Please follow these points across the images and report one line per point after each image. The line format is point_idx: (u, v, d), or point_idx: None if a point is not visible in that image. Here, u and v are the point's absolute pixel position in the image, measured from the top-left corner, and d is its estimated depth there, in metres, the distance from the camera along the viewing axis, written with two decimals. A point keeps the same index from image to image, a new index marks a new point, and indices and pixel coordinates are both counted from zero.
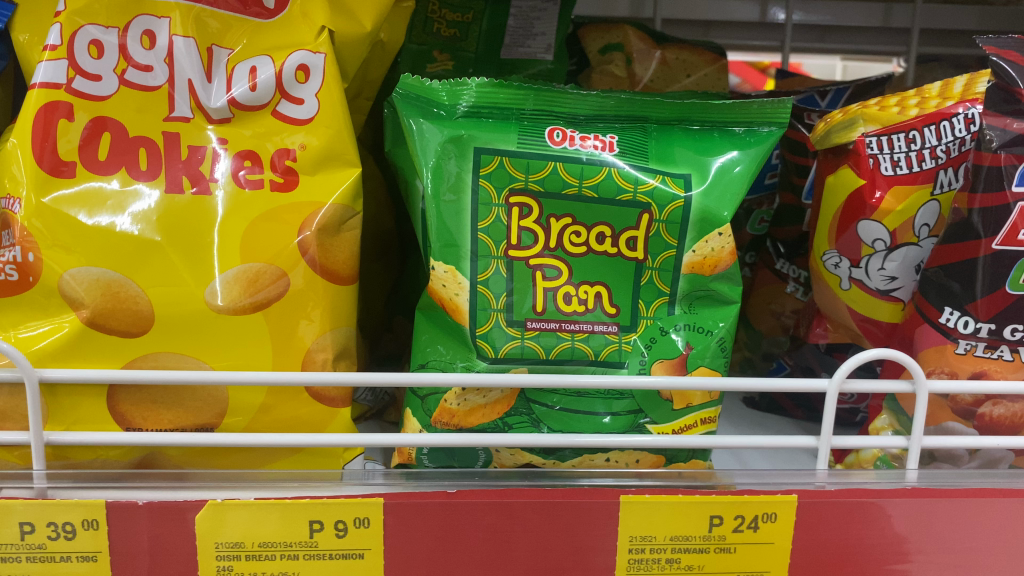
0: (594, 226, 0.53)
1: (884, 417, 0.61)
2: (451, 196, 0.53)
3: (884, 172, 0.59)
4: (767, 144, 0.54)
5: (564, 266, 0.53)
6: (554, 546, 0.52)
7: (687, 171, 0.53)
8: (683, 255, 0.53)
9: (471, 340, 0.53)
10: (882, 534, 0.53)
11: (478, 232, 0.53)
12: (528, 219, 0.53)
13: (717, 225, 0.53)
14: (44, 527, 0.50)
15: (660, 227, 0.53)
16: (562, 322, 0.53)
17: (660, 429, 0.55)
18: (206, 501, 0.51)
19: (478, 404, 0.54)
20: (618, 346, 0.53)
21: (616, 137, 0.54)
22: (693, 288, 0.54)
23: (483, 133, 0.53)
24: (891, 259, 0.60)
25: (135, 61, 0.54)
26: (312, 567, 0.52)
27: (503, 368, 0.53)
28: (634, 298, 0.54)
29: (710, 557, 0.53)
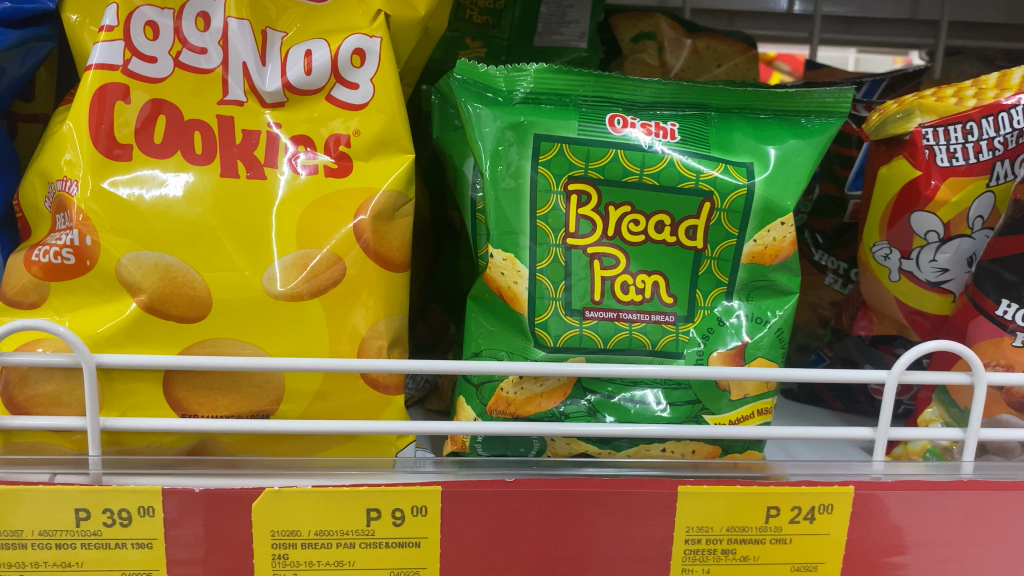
0: (653, 214, 0.53)
1: (934, 409, 0.61)
2: (510, 183, 0.52)
3: (940, 163, 0.58)
4: (827, 133, 0.54)
5: (623, 255, 0.53)
6: (612, 536, 0.52)
7: (749, 160, 0.53)
8: (743, 245, 0.53)
9: (529, 329, 0.53)
10: (936, 526, 0.54)
11: (536, 219, 0.52)
12: (586, 207, 0.53)
13: (779, 214, 0.53)
14: (100, 513, 0.49)
15: (721, 216, 0.53)
16: (619, 311, 0.53)
17: (718, 420, 0.54)
18: (263, 488, 0.50)
19: (535, 394, 0.54)
20: (675, 336, 0.53)
21: (677, 124, 0.54)
22: (752, 278, 0.54)
23: (543, 119, 0.53)
24: (942, 251, 0.60)
25: (190, 43, 0.53)
26: (369, 556, 0.51)
27: (561, 357, 0.52)
28: (692, 288, 0.54)
29: (765, 547, 0.53)
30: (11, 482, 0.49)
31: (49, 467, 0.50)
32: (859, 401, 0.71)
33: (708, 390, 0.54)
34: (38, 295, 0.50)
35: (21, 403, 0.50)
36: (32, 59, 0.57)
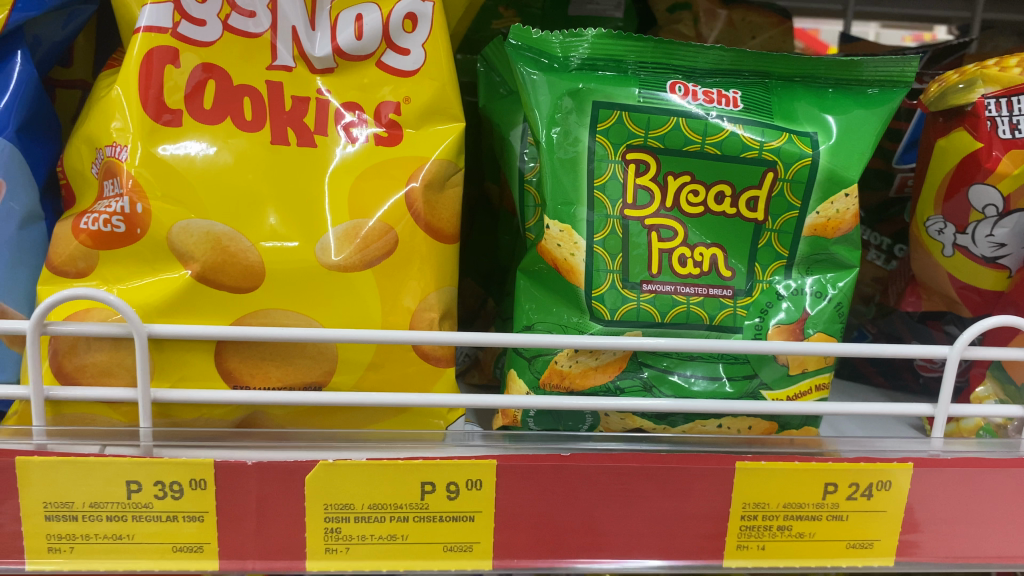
0: (713, 184, 0.52)
1: (987, 386, 0.60)
2: (568, 152, 0.51)
3: (1001, 135, 0.57)
4: (891, 103, 0.53)
5: (681, 226, 0.52)
6: (666, 512, 0.52)
7: (813, 130, 0.52)
8: (806, 217, 0.53)
9: (586, 302, 0.52)
10: (993, 503, 0.53)
11: (594, 189, 0.51)
12: (644, 176, 0.52)
13: (843, 185, 0.52)
14: (152, 486, 0.48)
15: (784, 186, 0.52)
16: (677, 284, 0.52)
17: (775, 395, 0.54)
18: (317, 462, 0.49)
19: (591, 367, 0.54)
20: (732, 310, 0.52)
21: (739, 92, 0.52)
22: (813, 252, 0.54)
23: (602, 87, 0.51)
24: (1000, 226, 0.58)
25: (238, 6, 0.52)
26: (423, 530, 0.51)
27: (618, 331, 0.51)
28: (750, 261, 0.53)
29: (822, 524, 0.53)
30: (63, 453, 0.48)
31: (99, 439, 0.49)
32: (903, 377, 0.70)
33: (765, 365, 0.54)
34: (86, 263, 0.49)
35: (71, 373, 0.50)
36: (74, 23, 0.56)
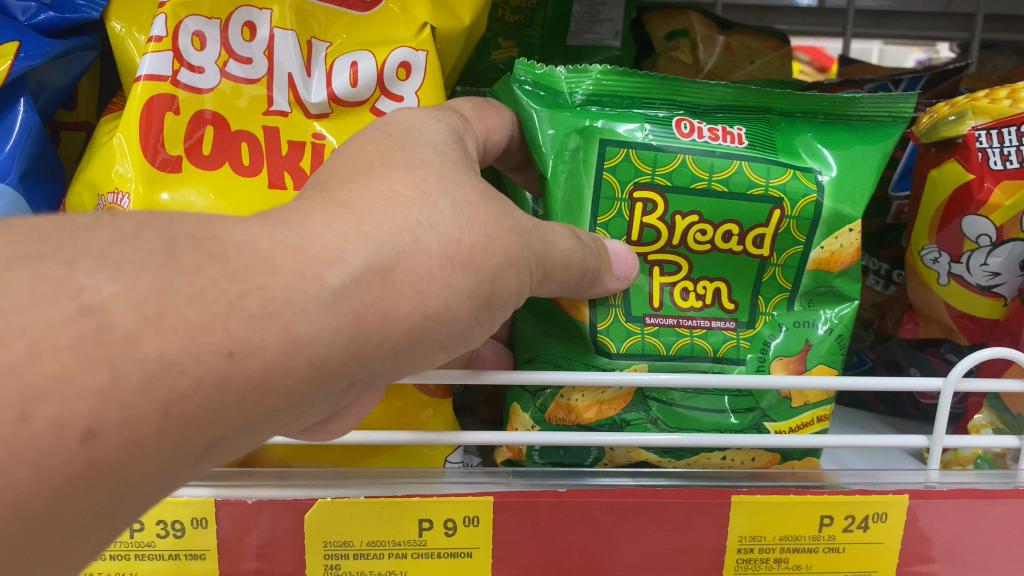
0: (722, 223, 0.52)
1: (984, 415, 0.60)
2: (573, 187, 0.52)
3: (993, 166, 0.57)
4: (891, 138, 0.54)
5: (685, 261, 0.53)
6: (663, 546, 0.52)
7: (816, 166, 0.53)
8: (809, 251, 0.54)
9: (591, 336, 0.52)
10: (992, 534, 0.53)
11: (598, 226, 0.52)
12: (652, 215, 0.52)
13: (847, 222, 0.53)
14: (155, 525, 0.49)
15: (790, 223, 0.52)
16: (679, 317, 0.53)
17: (777, 426, 0.55)
18: (317, 499, 0.50)
19: (598, 401, 0.54)
20: (735, 342, 0.54)
21: (744, 128, 0.53)
22: (816, 285, 0.55)
23: (609, 124, 0.52)
24: (994, 256, 0.58)
25: (236, 53, 0.54)
26: (420, 566, 0.51)
27: (625, 364, 0.52)
28: (753, 294, 0.54)
29: (819, 556, 0.53)
30: None
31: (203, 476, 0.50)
32: (904, 405, 0.69)
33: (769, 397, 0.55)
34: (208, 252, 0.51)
35: None
36: (76, 68, 0.58)
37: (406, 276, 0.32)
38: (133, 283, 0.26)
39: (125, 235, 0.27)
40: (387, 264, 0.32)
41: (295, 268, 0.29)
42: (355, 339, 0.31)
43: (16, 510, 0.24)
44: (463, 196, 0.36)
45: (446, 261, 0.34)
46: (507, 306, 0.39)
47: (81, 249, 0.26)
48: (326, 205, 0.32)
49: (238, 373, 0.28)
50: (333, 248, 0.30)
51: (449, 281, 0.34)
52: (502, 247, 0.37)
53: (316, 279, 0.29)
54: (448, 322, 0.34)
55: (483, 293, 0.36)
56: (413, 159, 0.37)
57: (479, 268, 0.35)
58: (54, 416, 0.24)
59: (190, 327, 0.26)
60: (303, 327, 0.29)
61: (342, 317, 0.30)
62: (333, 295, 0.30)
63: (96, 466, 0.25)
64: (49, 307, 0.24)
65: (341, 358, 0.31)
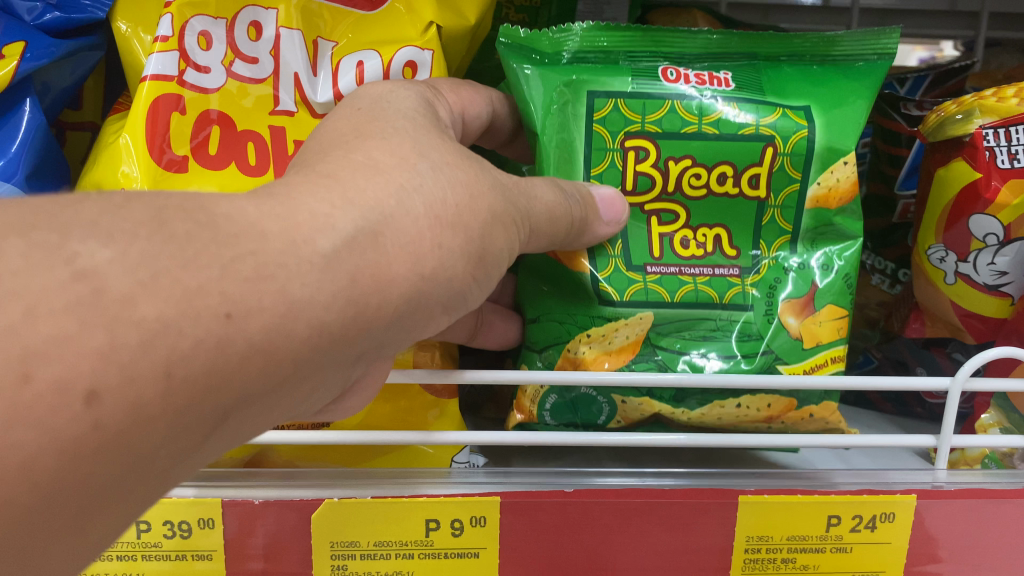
0: (715, 166, 0.52)
1: (991, 414, 0.60)
2: (565, 143, 0.53)
3: (1000, 165, 0.57)
4: (878, 76, 0.55)
5: (682, 209, 0.53)
6: (669, 545, 0.52)
7: (804, 104, 0.53)
8: (807, 189, 0.54)
9: (593, 286, 0.53)
10: (1001, 534, 0.52)
11: (592, 178, 0.53)
12: (645, 163, 0.52)
13: (842, 156, 0.53)
14: (161, 525, 0.49)
15: (785, 160, 0.53)
16: (680, 266, 0.53)
17: (792, 368, 0.53)
18: (324, 499, 0.50)
19: (603, 353, 0.53)
20: (741, 289, 0.54)
21: (729, 73, 0.54)
22: (817, 224, 0.55)
23: (595, 77, 0.53)
24: (1001, 255, 0.58)
25: (242, 52, 0.54)
26: (427, 566, 0.51)
27: (628, 312, 0.53)
28: (755, 238, 0.54)
29: (826, 557, 0.53)
30: None
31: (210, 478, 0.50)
32: (910, 404, 0.69)
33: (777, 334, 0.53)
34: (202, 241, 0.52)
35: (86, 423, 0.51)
36: (81, 68, 0.57)
37: (396, 239, 0.34)
38: (126, 250, 0.27)
39: (114, 207, 0.29)
40: (376, 228, 0.33)
41: (283, 233, 0.31)
42: (354, 302, 0.32)
43: (26, 473, 0.25)
44: (441, 157, 0.38)
45: (434, 221, 0.36)
46: (496, 260, 0.40)
47: (70, 219, 0.27)
48: (309, 178, 0.34)
49: (238, 335, 0.29)
50: (322, 216, 0.32)
51: (441, 241, 0.36)
52: (486, 204, 0.39)
53: (307, 245, 0.31)
54: (445, 282, 0.36)
55: (476, 251, 0.38)
56: (393, 126, 0.40)
57: (468, 228, 0.37)
58: (54, 378, 0.25)
59: (186, 290, 0.28)
60: (298, 289, 0.30)
61: (337, 280, 0.32)
62: (325, 259, 0.31)
63: (103, 428, 0.26)
64: (44, 272, 0.26)
65: (342, 321, 0.32)
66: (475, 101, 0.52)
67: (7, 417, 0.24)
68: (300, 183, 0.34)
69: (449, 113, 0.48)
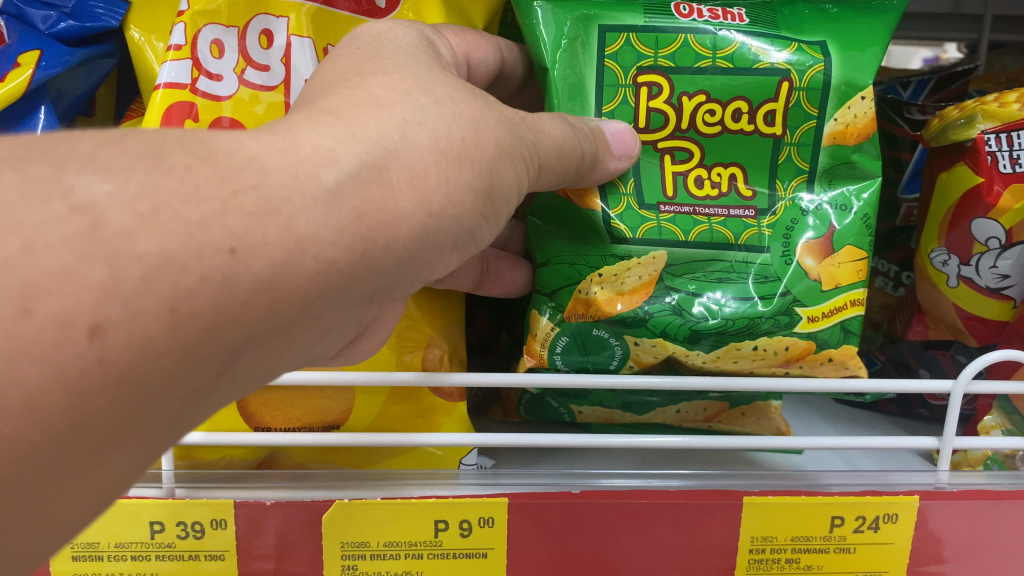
0: (730, 102, 0.52)
1: (993, 416, 0.61)
2: (576, 79, 0.53)
3: (1002, 169, 0.58)
4: (895, 12, 0.54)
5: (697, 147, 0.53)
6: (674, 546, 0.52)
7: (820, 39, 0.53)
8: (824, 125, 0.53)
9: (605, 224, 0.53)
10: (1003, 535, 0.53)
11: (603, 116, 0.53)
12: (657, 99, 0.53)
13: (858, 91, 0.53)
14: (175, 526, 0.50)
15: (800, 96, 0.52)
16: (695, 205, 0.53)
17: (810, 312, 0.53)
18: (334, 501, 0.50)
19: (616, 294, 0.53)
20: (757, 230, 0.54)
21: (744, 9, 0.54)
22: (835, 162, 0.54)
23: (607, 11, 0.52)
24: (1003, 258, 0.59)
25: (254, 61, 0.55)
26: (436, 566, 0.52)
27: (641, 250, 0.53)
28: (772, 177, 0.54)
29: (830, 557, 0.53)
30: None
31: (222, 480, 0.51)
32: (914, 406, 0.70)
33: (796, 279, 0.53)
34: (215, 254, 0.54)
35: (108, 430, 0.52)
36: (95, 76, 0.58)
37: (401, 174, 0.34)
38: (124, 182, 0.27)
39: (111, 140, 0.29)
40: (378, 162, 0.33)
41: (288, 167, 0.31)
42: (361, 237, 0.32)
43: (32, 407, 0.25)
44: (443, 91, 0.38)
45: (439, 156, 0.36)
46: (505, 194, 0.40)
47: (64, 152, 0.27)
48: (310, 114, 0.34)
49: (242, 269, 0.29)
50: (324, 149, 0.32)
51: (448, 175, 0.36)
52: (492, 138, 0.39)
53: (309, 178, 0.31)
54: (453, 217, 0.36)
55: (484, 185, 0.38)
56: (395, 57, 0.40)
57: (475, 162, 0.37)
58: (57, 312, 0.25)
59: (187, 223, 0.28)
60: (303, 225, 0.30)
61: (341, 216, 0.31)
62: (328, 192, 0.31)
63: (109, 364, 0.26)
64: (41, 205, 0.25)
65: (348, 258, 0.32)
66: (481, 46, 0.52)
67: (7, 349, 0.24)
68: (303, 118, 0.34)
69: (450, 54, 0.48)
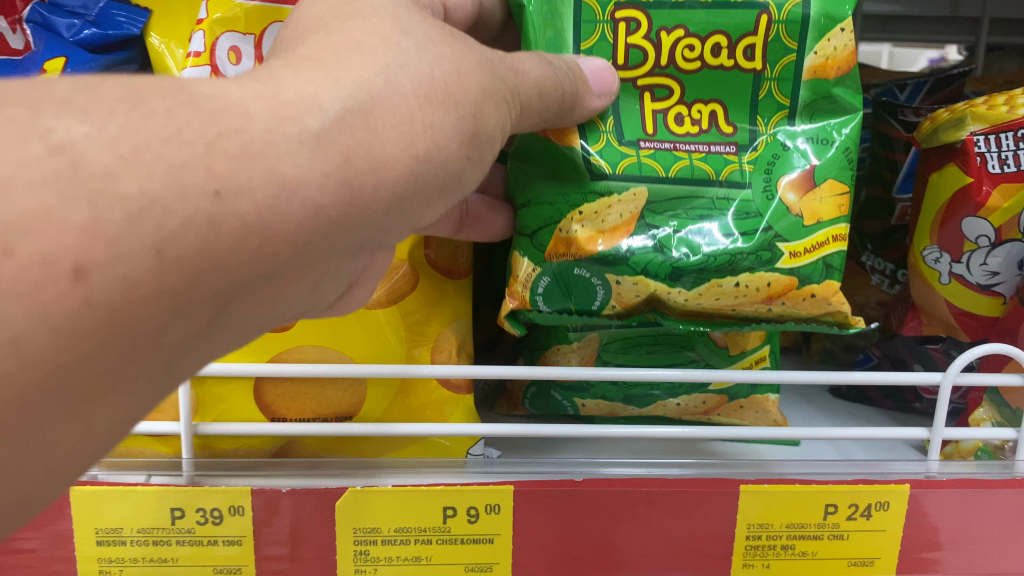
0: (708, 36, 0.52)
1: (985, 409, 0.63)
2: (553, 14, 0.52)
3: (991, 169, 0.60)
4: None
5: (676, 84, 0.54)
6: (673, 532, 0.54)
7: None
8: (804, 59, 0.53)
9: (584, 161, 0.53)
10: (991, 522, 0.55)
11: (582, 53, 0.53)
12: (636, 35, 0.53)
13: (838, 23, 0.52)
14: (194, 512, 0.52)
15: (779, 29, 0.52)
16: (675, 143, 0.53)
17: (792, 247, 0.52)
18: (347, 488, 0.53)
19: (596, 233, 0.52)
20: (739, 167, 0.53)
21: None
22: (817, 97, 0.54)
23: None
24: (993, 255, 0.61)
25: None
26: (444, 551, 0.54)
27: (621, 186, 0.53)
28: (751, 114, 0.54)
29: (824, 543, 0.55)
30: (113, 483, 0.52)
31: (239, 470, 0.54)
32: (908, 399, 0.72)
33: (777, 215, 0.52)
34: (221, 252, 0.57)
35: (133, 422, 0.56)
36: None
37: (384, 118, 0.33)
38: (104, 124, 0.26)
39: (89, 84, 0.28)
40: (362, 107, 0.32)
41: (272, 112, 0.30)
42: (347, 183, 0.31)
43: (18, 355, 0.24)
44: (424, 34, 0.37)
45: (422, 100, 0.35)
46: (488, 137, 0.39)
47: (42, 96, 0.26)
48: (290, 60, 0.33)
49: (227, 211, 0.28)
50: (308, 95, 0.31)
51: (432, 120, 0.35)
52: (475, 81, 0.38)
53: (294, 121, 0.30)
54: (438, 164, 0.36)
55: (468, 129, 0.37)
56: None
57: (459, 106, 0.37)
58: (38, 253, 0.24)
59: (171, 165, 0.27)
60: (290, 168, 0.29)
61: (327, 159, 0.30)
62: (313, 137, 0.30)
63: (95, 306, 0.25)
64: (21, 146, 0.25)
65: (337, 205, 0.31)
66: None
67: None
68: (279, 63, 0.33)
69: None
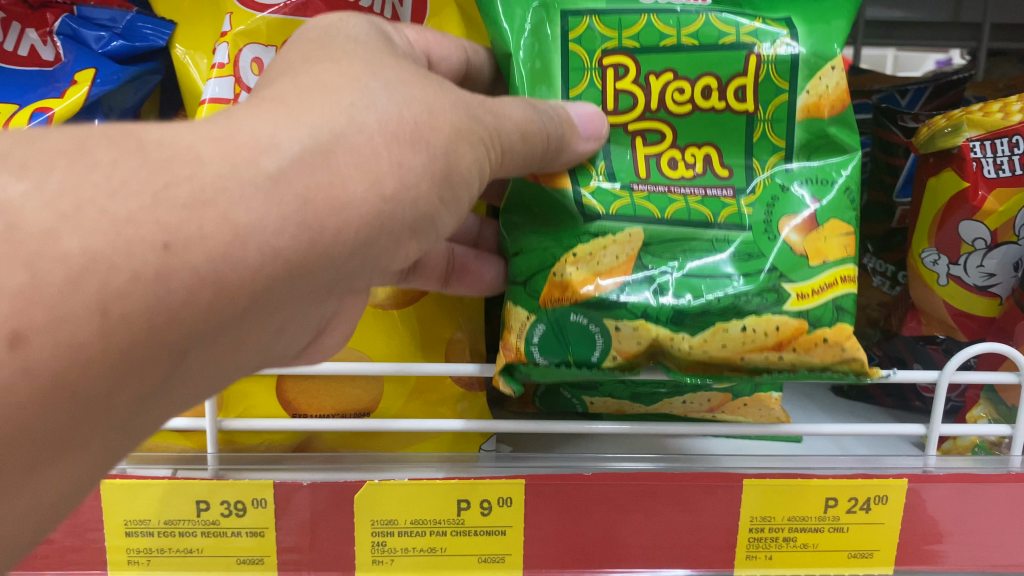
0: (698, 79, 0.53)
1: (981, 407, 0.64)
2: (542, 61, 0.53)
3: (986, 174, 0.62)
4: None
5: (668, 126, 0.54)
6: (677, 524, 0.57)
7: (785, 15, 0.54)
8: (797, 99, 0.53)
9: (577, 205, 0.52)
10: (986, 516, 0.57)
11: (571, 99, 0.54)
12: (624, 80, 0.54)
13: (828, 60, 0.53)
14: (218, 504, 0.55)
15: (770, 69, 0.53)
16: (668, 185, 0.53)
17: (797, 288, 0.50)
18: (366, 480, 0.55)
19: (592, 275, 0.50)
20: (735, 208, 0.53)
21: None
22: (811, 137, 0.54)
23: None
24: (989, 257, 0.63)
25: None
26: (459, 542, 0.56)
27: (616, 226, 0.51)
28: (747, 158, 0.54)
29: (823, 535, 0.57)
30: (140, 475, 0.55)
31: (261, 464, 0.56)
32: (908, 397, 0.73)
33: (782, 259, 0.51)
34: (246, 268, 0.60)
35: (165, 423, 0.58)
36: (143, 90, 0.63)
37: (350, 159, 0.33)
38: (42, 181, 0.27)
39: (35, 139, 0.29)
40: (323, 148, 0.33)
41: (223, 156, 0.30)
42: (309, 228, 0.32)
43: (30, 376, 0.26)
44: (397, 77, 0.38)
45: (389, 138, 0.35)
46: (465, 179, 0.40)
47: None
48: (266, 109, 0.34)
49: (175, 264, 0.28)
50: (265, 138, 0.32)
51: (400, 160, 0.35)
52: (449, 121, 0.39)
53: (248, 163, 0.31)
54: (410, 202, 0.36)
55: (441, 169, 0.38)
56: (352, 46, 0.40)
57: (429, 145, 0.37)
58: (34, 250, 0.26)
59: (114, 220, 0.27)
60: (243, 215, 0.30)
61: (282, 204, 0.31)
62: (270, 179, 0.31)
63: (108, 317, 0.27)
64: None
65: (295, 249, 0.32)
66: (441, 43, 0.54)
67: None
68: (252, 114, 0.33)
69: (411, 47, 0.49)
